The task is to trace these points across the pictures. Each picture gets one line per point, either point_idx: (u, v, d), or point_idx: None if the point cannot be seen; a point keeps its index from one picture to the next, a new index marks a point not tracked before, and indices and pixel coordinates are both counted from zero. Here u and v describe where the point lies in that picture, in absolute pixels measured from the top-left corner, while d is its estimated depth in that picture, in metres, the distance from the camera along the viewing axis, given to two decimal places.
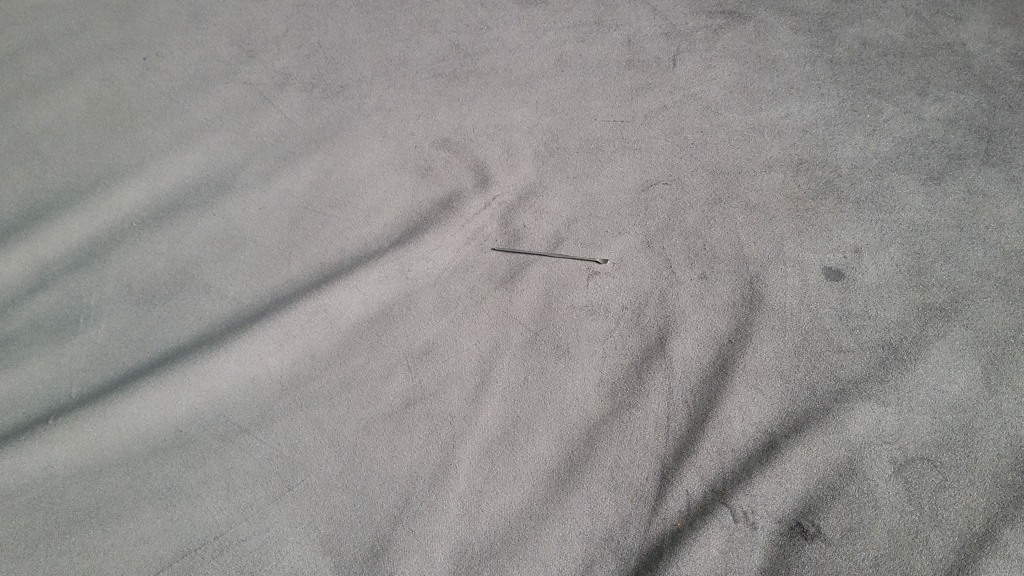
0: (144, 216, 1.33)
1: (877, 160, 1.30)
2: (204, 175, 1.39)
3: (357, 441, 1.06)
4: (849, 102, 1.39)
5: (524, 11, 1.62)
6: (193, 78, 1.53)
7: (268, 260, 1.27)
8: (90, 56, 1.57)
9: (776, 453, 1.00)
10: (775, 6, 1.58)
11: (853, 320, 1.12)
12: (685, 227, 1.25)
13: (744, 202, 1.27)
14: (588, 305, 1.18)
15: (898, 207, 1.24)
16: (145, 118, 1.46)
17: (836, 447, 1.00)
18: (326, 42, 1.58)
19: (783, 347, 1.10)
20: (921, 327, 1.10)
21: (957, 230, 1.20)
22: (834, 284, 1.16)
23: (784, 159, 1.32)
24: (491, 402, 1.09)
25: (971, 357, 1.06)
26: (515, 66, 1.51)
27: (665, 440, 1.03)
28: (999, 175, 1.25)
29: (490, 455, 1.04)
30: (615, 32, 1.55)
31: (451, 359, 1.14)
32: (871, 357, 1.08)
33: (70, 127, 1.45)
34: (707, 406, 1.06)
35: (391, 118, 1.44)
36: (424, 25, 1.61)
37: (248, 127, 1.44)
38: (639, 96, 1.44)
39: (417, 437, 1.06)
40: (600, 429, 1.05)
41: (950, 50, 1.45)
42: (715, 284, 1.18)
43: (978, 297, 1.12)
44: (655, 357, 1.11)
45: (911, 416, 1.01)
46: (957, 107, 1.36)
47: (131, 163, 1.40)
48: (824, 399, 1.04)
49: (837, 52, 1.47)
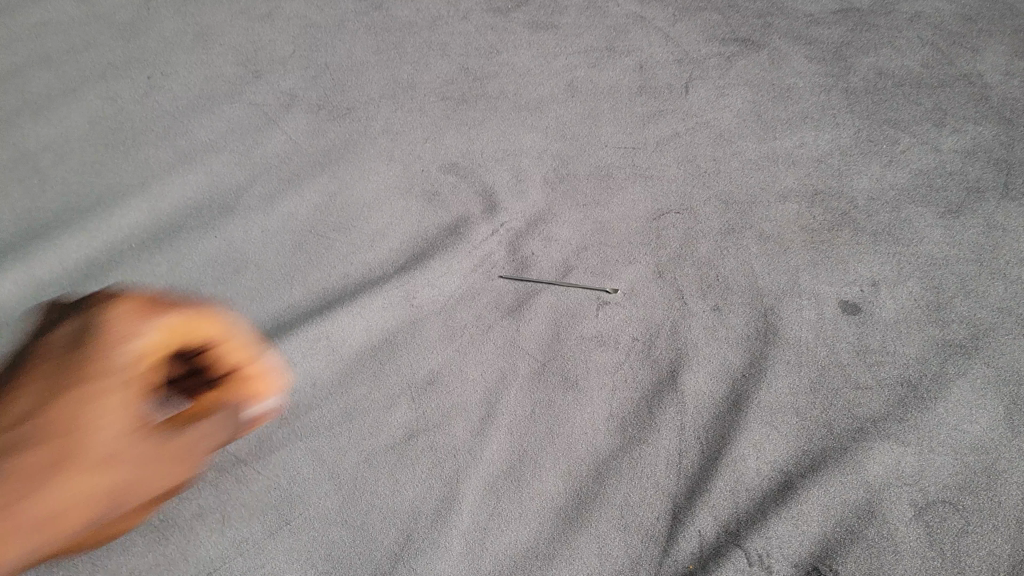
0: (143, 236, 1.29)
1: (894, 192, 1.27)
2: (205, 196, 1.34)
3: (358, 474, 1.04)
4: (865, 132, 1.36)
5: (535, 35, 1.57)
6: (198, 98, 1.48)
7: (270, 284, 1.23)
8: (95, 73, 1.51)
9: (791, 493, 0.99)
10: (789, 33, 1.53)
11: (871, 356, 1.10)
12: (698, 257, 1.22)
13: (758, 232, 1.24)
14: (598, 336, 1.16)
15: (917, 239, 1.22)
16: (148, 137, 1.42)
17: (854, 488, 0.99)
18: (332, 63, 1.53)
19: (797, 383, 1.09)
20: (941, 364, 1.09)
21: (977, 264, 1.19)
22: (851, 318, 1.14)
23: (800, 189, 1.29)
24: (497, 435, 1.07)
25: (992, 397, 1.06)
26: (524, 92, 1.47)
27: (677, 478, 1.02)
28: (1018, 209, 1.23)
29: (496, 491, 1.02)
30: (626, 58, 1.51)
31: (457, 390, 1.12)
32: (890, 395, 1.07)
33: (73, 145, 1.40)
34: (720, 443, 1.04)
35: (398, 140, 1.40)
36: (431, 48, 1.56)
37: (252, 150, 1.40)
38: (651, 122, 1.40)
39: (421, 471, 1.04)
40: (610, 464, 1.04)
41: (968, 81, 1.42)
42: (727, 316, 1.16)
43: (997, 334, 1.11)
44: (667, 391, 1.09)
45: (932, 457, 1.01)
46: (976, 138, 1.33)
47: (133, 183, 1.35)
48: (842, 438, 1.04)
49: (852, 81, 1.44)
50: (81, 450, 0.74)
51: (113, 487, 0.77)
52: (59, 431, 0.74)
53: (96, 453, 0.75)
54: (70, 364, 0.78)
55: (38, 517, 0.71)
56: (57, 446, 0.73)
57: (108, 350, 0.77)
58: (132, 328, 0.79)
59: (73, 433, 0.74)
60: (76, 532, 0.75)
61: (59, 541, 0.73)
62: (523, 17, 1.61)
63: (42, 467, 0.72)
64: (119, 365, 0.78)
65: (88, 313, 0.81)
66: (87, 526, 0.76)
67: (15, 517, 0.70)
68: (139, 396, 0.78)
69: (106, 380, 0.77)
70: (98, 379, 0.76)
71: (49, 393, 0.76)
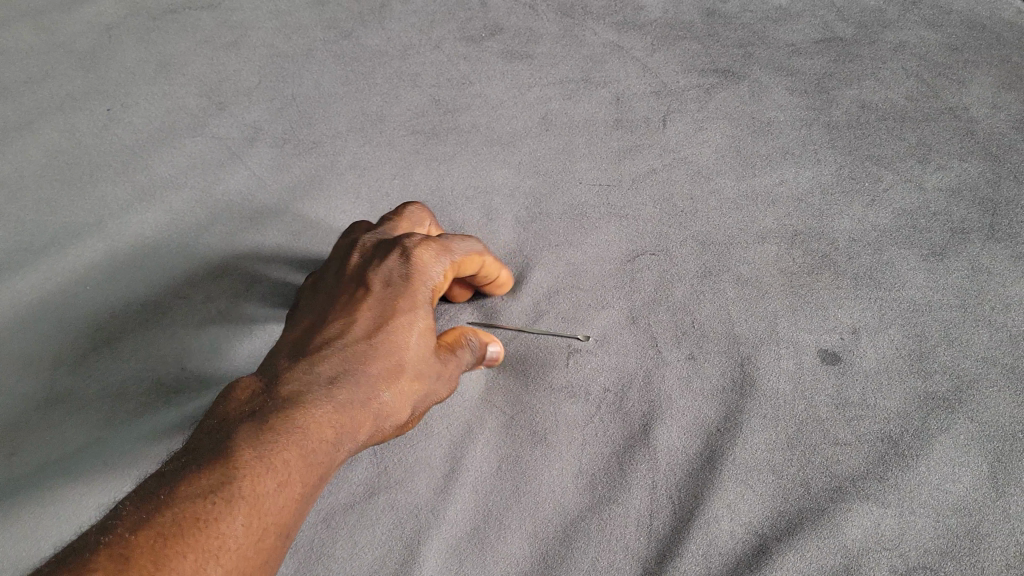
0: (97, 277, 1.24)
1: (877, 233, 1.23)
2: (164, 235, 1.30)
3: (314, 536, 1.00)
4: (847, 169, 1.32)
5: (509, 65, 1.53)
6: (160, 131, 1.43)
7: (229, 329, 1.19)
8: (52, 105, 1.46)
9: (766, 558, 0.95)
10: (770, 64, 1.49)
11: (850, 410, 1.06)
12: (673, 303, 1.18)
13: (736, 276, 1.20)
14: (568, 386, 1.11)
15: (899, 283, 1.18)
16: (106, 173, 1.37)
17: (831, 553, 0.95)
18: (300, 94, 1.49)
19: (774, 439, 1.04)
20: (923, 418, 1.05)
21: (961, 310, 1.15)
22: (830, 369, 1.10)
23: (779, 230, 1.25)
24: (462, 493, 1.03)
25: (977, 454, 1.02)
26: (497, 125, 1.43)
27: (648, 540, 0.98)
28: (1004, 251, 1.20)
29: (458, 554, 0.98)
30: (602, 90, 1.47)
31: (421, 444, 1.08)
32: (870, 451, 1.02)
33: (28, 181, 1.35)
34: (693, 503, 1.00)
35: (366, 176, 1.36)
36: (402, 78, 1.51)
37: (214, 186, 1.36)
38: (627, 158, 1.36)
39: (380, 532, 1.00)
40: (577, 525, 0.99)
41: (953, 114, 1.38)
42: (703, 365, 1.11)
43: (982, 387, 1.07)
44: (639, 447, 1.05)
45: (913, 518, 0.97)
46: (961, 175, 1.30)
47: (89, 222, 1.31)
48: (820, 498, 0.99)
49: (834, 115, 1.40)
50: (407, 361, 0.89)
51: (425, 393, 0.92)
52: (390, 346, 0.89)
53: (421, 361, 0.90)
54: (380, 291, 0.94)
55: (378, 412, 0.85)
56: (390, 358, 0.89)
57: (421, 286, 0.95)
58: (429, 261, 0.97)
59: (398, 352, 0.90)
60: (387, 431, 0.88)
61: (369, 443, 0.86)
62: (497, 45, 1.57)
63: (377, 374, 0.87)
64: (424, 288, 0.95)
65: (364, 261, 1.00)
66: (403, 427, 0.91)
67: (365, 411, 0.84)
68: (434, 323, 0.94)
69: (419, 304, 0.93)
70: (411, 298, 0.94)
71: (379, 315, 0.92)
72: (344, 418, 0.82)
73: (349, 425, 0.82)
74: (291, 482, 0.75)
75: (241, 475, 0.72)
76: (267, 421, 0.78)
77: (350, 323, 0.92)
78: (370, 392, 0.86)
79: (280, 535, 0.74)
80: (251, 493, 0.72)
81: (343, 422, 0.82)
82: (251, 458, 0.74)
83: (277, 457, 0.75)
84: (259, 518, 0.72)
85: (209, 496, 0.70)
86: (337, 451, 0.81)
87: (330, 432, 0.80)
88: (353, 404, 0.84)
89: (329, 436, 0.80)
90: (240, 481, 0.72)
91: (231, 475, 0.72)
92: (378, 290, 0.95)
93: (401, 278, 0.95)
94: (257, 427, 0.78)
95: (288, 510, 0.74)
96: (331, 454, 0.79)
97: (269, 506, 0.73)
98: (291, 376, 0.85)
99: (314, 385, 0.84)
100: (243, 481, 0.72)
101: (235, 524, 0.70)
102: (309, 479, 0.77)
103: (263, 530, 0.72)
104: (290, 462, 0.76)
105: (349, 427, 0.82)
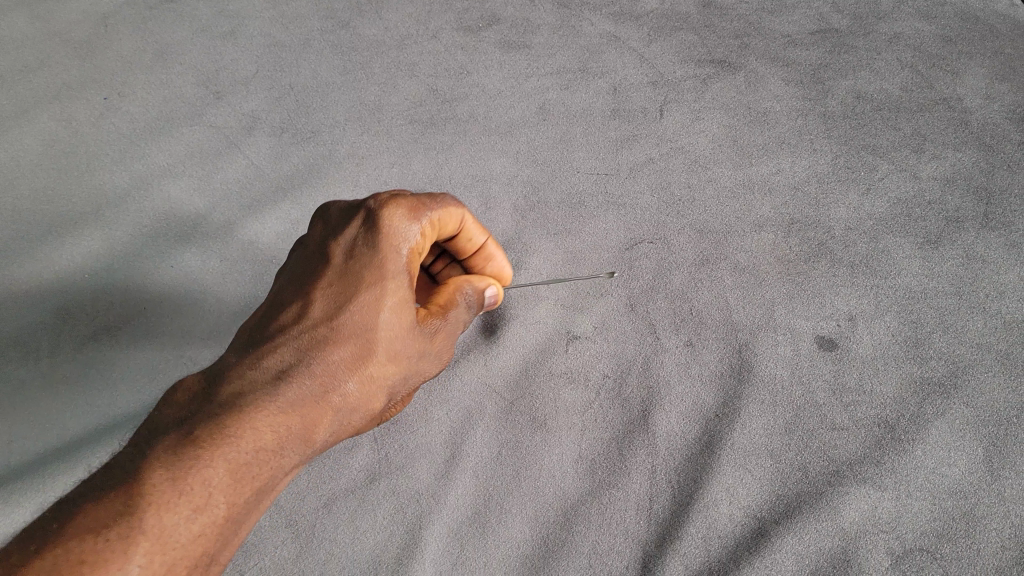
0: (95, 264, 1.24)
1: (872, 222, 1.24)
2: (161, 222, 1.30)
3: (315, 520, 1.01)
4: (843, 158, 1.33)
5: (506, 55, 1.54)
6: (157, 120, 1.43)
7: (229, 317, 1.19)
8: (49, 94, 1.45)
9: (766, 541, 0.96)
10: (766, 55, 1.50)
11: (847, 395, 1.07)
12: (672, 290, 1.19)
13: (734, 264, 1.21)
14: (567, 373, 1.12)
15: (895, 272, 1.19)
16: (103, 161, 1.37)
17: (829, 535, 0.96)
18: (298, 84, 1.49)
19: (772, 425, 1.05)
20: (919, 404, 1.06)
21: (955, 298, 1.16)
22: (827, 355, 1.11)
23: (776, 219, 1.26)
24: (462, 479, 1.04)
25: (972, 438, 1.03)
26: (495, 115, 1.43)
27: (648, 523, 0.99)
28: (998, 239, 1.21)
29: (459, 537, 0.99)
30: (599, 80, 1.48)
31: (421, 430, 1.09)
32: (867, 436, 1.03)
33: (24, 170, 1.35)
34: (693, 488, 1.01)
35: (364, 164, 1.36)
36: (400, 68, 1.51)
37: (212, 174, 1.36)
38: (625, 147, 1.37)
39: (381, 517, 1.01)
40: (578, 509, 1.00)
41: (947, 105, 1.39)
42: (702, 352, 1.12)
43: (977, 372, 1.08)
44: (637, 432, 1.06)
45: (910, 501, 0.98)
46: (955, 165, 1.31)
47: (86, 210, 1.31)
48: (818, 482, 1.00)
49: (829, 105, 1.41)
50: (371, 349, 0.89)
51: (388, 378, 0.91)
52: (352, 329, 0.89)
53: (381, 352, 0.89)
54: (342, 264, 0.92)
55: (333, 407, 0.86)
56: (353, 342, 0.88)
57: (386, 266, 0.91)
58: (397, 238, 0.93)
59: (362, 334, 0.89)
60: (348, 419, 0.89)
61: (326, 436, 0.87)
62: (495, 36, 1.58)
63: (337, 363, 0.87)
64: (396, 257, 0.92)
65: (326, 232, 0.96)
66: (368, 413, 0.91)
67: (317, 410, 0.84)
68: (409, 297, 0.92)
69: (389, 276, 0.90)
70: (376, 278, 0.90)
71: (340, 298, 0.89)
72: (291, 418, 0.82)
73: (296, 424, 0.82)
74: (208, 508, 0.74)
75: (149, 502, 0.71)
76: (194, 432, 0.76)
77: (311, 305, 0.89)
78: (325, 390, 0.85)
79: (200, 556, 0.74)
80: (158, 522, 0.70)
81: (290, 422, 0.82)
82: (162, 479, 0.72)
83: (195, 481, 0.73)
84: (167, 546, 0.71)
85: (103, 533, 0.68)
86: (280, 455, 0.81)
87: (269, 439, 0.80)
88: (305, 399, 0.84)
89: (267, 442, 0.79)
90: (144, 514, 0.70)
91: (136, 506, 0.70)
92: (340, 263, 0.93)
93: (367, 255, 0.91)
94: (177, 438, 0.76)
95: (203, 538, 0.73)
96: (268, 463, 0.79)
97: (181, 534, 0.72)
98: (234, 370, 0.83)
99: (264, 381, 0.83)
100: (150, 510, 0.70)
101: (139, 553, 0.68)
102: (237, 496, 0.76)
103: (176, 555, 0.71)
104: (212, 481, 0.75)
105: (296, 427, 0.82)
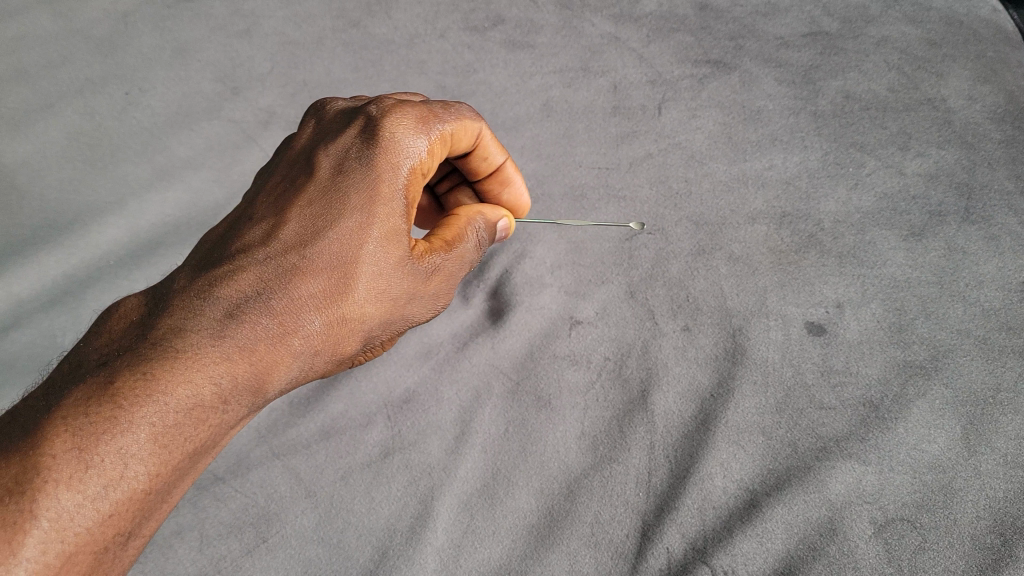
0: (120, 253, 1.32)
1: (859, 215, 1.31)
2: (182, 214, 1.37)
3: (335, 492, 1.09)
4: (832, 155, 1.39)
5: (511, 54, 1.60)
6: (177, 115, 1.49)
7: None
8: (72, 89, 1.51)
9: (757, 511, 1.03)
10: (761, 55, 1.56)
11: (834, 377, 1.13)
12: (669, 278, 1.26)
13: (728, 254, 1.28)
14: (571, 355, 1.19)
15: (881, 262, 1.25)
16: (126, 154, 1.43)
17: (816, 506, 1.02)
18: (311, 80, 1.55)
19: (764, 404, 1.12)
20: (902, 385, 1.11)
21: (937, 287, 1.21)
22: (815, 339, 1.17)
23: (767, 212, 1.32)
24: (472, 453, 1.12)
25: (951, 417, 1.08)
26: (500, 111, 1.51)
27: (646, 496, 1.06)
28: (978, 232, 1.26)
29: (469, 510, 1.07)
30: (600, 78, 1.54)
31: (433, 408, 1.16)
32: (852, 415, 1.10)
33: (51, 161, 1.41)
34: (688, 461, 1.08)
35: None
36: (408, 66, 1.58)
37: (231, 166, 1.42)
38: (625, 142, 1.44)
39: (395, 489, 1.09)
40: (581, 482, 1.07)
41: (931, 106, 1.45)
42: (697, 336, 1.19)
43: (956, 356, 1.13)
44: (637, 411, 1.13)
45: (892, 475, 1.04)
46: (938, 162, 1.36)
47: (110, 200, 1.37)
48: (806, 457, 1.07)
49: (820, 104, 1.47)
50: (343, 283, 0.88)
51: (358, 319, 0.90)
52: (327, 262, 0.88)
53: (349, 288, 0.88)
54: (333, 185, 0.92)
55: (293, 344, 0.85)
56: (323, 277, 0.87)
57: (376, 191, 0.91)
58: (390, 163, 0.94)
59: (334, 269, 0.88)
60: (311, 361, 0.89)
61: (284, 378, 0.87)
62: (499, 35, 1.64)
63: (305, 299, 0.86)
64: (391, 184, 0.93)
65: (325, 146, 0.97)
66: (335, 355, 0.91)
67: (272, 352, 0.84)
68: (397, 227, 0.92)
69: (377, 203, 0.91)
70: (360, 202, 0.90)
71: (321, 221, 0.89)
72: (239, 368, 0.81)
73: (244, 373, 0.82)
74: (125, 478, 0.74)
75: (45, 483, 0.71)
76: (116, 387, 0.76)
77: (291, 225, 0.90)
78: (285, 329, 0.85)
79: (115, 534, 0.75)
80: (56, 505, 0.71)
81: (237, 371, 0.81)
82: (67, 452, 0.72)
83: (104, 451, 0.73)
84: (67, 531, 0.71)
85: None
86: (223, 406, 0.81)
87: (210, 393, 0.79)
88: (259, 343, 0.83)
89: (205, 399, 0.79)
90: (47, 489, 0.70)
91: (40, 481, 0.71)
92: (330, 184, 0.92)
93: (357, 176, 0.92)
94: (95, 397, 0.76)
95: (121, 506, 0.74)
96: (202, 421, 0.79)
97: (83, 516, 0.72)
98: (193, 302, 0.83)
99: (223, 310, 0.83)
100: (45, 492, 0.70)
101: (31, 544, 0.69)
102: (163, 464, 0.76)
103: (77, 540, 0.72)
104: (129, 450, 0.75)
105: (244, 376, 0.82)
